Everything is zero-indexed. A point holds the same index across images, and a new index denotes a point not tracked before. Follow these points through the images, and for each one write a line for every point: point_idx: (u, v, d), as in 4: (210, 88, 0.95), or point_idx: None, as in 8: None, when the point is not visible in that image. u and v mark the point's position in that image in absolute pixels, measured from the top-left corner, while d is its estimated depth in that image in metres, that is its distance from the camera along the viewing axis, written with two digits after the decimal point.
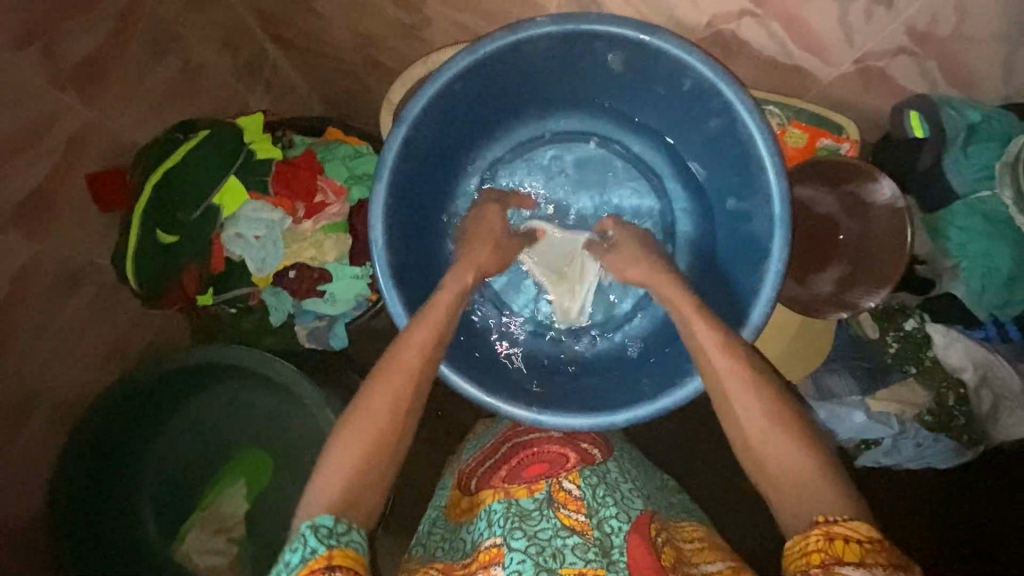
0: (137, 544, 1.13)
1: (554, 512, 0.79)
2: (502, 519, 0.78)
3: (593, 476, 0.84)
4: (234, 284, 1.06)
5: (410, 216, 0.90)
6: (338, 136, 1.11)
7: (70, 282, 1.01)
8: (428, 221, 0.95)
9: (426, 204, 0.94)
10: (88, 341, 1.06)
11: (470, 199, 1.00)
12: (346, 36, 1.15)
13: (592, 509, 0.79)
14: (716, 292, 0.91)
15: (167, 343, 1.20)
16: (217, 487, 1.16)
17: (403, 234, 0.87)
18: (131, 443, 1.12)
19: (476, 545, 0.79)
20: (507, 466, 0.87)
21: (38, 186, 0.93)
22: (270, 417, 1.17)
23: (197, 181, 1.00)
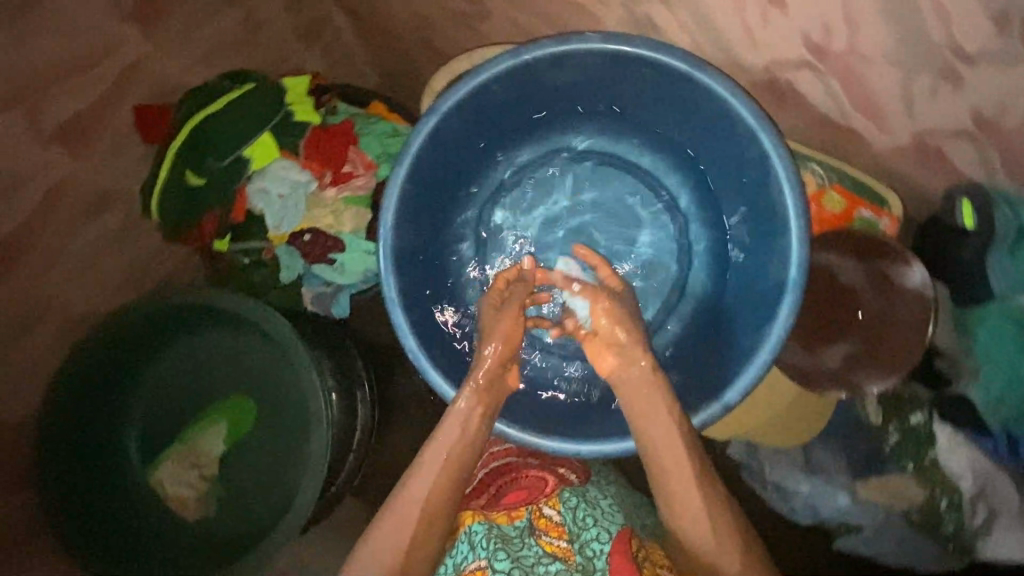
0: (118, 463, 1.20)
1: (535, 540, 0.80)
2: (486, 541, 0.79)
3: (573, 499, 0.85)
4: (250, 236, 1.08)
5: (424, 205, 0.89)
6: (380, 112, 1.13)
7: (100, 205, 1.05)
8: (440, 216, 0.94)
9: (442, 196, 0.93)
10: (109, 263, 1.10)
11: (488, 199, 0.99)
12: (407, 9, 1.15)
13: (572, 535, 0.80)
14: (716, 346, 0.87)
15: (183, 276, 1.24)
16: (196, 425, 1.21)
17: (415, 221, 0.88)
18: (129, 366, 1.18)
19: (460, 568, 0.80)
20: (487, 493, 0.87)
21: (84, 110, 0.96)
22: (262, 371, 1.20)
23: (233, 132, 1.02)
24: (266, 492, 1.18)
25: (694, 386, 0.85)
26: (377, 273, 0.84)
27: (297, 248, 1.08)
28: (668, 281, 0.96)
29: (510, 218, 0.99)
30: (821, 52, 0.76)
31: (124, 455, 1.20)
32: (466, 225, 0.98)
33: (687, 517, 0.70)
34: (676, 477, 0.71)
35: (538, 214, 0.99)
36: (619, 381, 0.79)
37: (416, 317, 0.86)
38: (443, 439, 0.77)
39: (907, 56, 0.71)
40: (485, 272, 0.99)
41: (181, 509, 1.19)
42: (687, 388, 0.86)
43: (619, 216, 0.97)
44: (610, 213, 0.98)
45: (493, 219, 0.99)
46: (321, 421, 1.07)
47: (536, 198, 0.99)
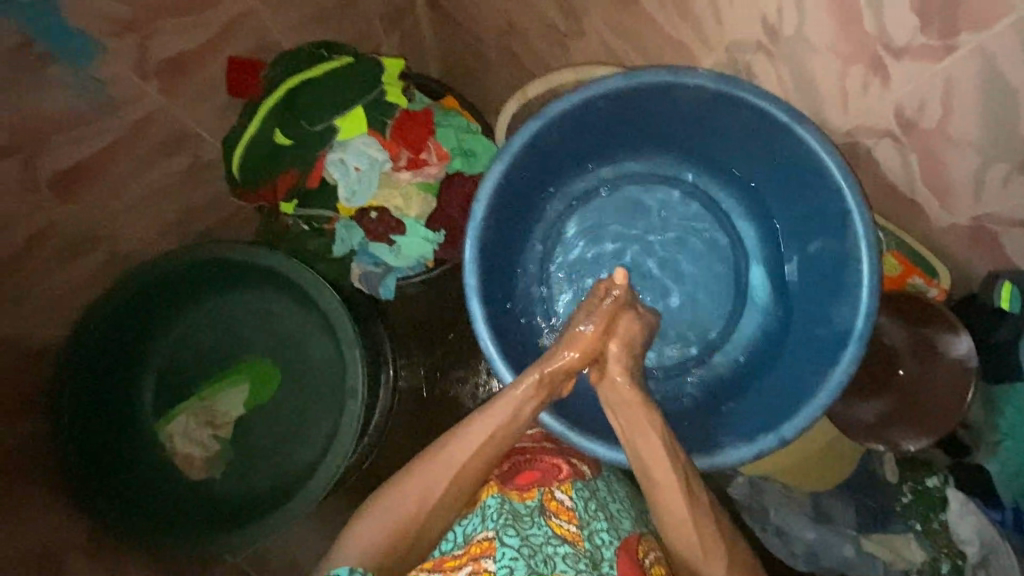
0: (130, 410, 1.16)
1: (545, 520, 0.79)
2: (497, 514, 0.78)
3: (585, 490, 0.87)
4: (317, 205, 1.07)
5: (511, 203, 0.92)
6: (453, 106, 1.16)
7: (172, 146, 1.04)
8: (521, 216, 0.96)
9: (527, 197, 0.95)
10: (165, 204, 1.09)
11: (567, 206, 1.02)
12: (500, 13, 1.19)
13: (583, 521, 0.82)
14: (772, 383, 0.91)
15: (230, 230, 1.24)
16: (217, 383, 1.18)
17: (501, 217, 0.90)
18: (162, 311, 1.17)
19: (468, 538, 0.79)
20: (502, 469, 0.87)
21: (182, 51, 0.96)
22: (294, 337, 1.19)
23: (325, 100, 1.02)
24: (281, 462, 1.16)
25: (744, 417, 0.88)
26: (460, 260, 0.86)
27: (361, 224, 1.09)
28: (727, 313, 1.00)
29: (584, 228, 1.02)
30: (908, 126, 0.82)
31: (138, 403, 1.17)
32: (542, 228, 1.01)
33: (673, 523, 0.73)
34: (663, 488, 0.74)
35: (614, 230, 1.01)
36: (611, 394, 0.81)
37: (489, 308, 0.88)
38: (492, 414, 0.79)
39: (991, 143, 0.77)
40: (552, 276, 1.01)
41: (187, 467, 1.15)
42: (743, 419, 0.89)
43: (689, 244, 1.01)
44: (682, 241, 1.01)
45: (568, 226, 1.02)
46: (355, 397, 1.07)
47: (611, 214, 1.02)
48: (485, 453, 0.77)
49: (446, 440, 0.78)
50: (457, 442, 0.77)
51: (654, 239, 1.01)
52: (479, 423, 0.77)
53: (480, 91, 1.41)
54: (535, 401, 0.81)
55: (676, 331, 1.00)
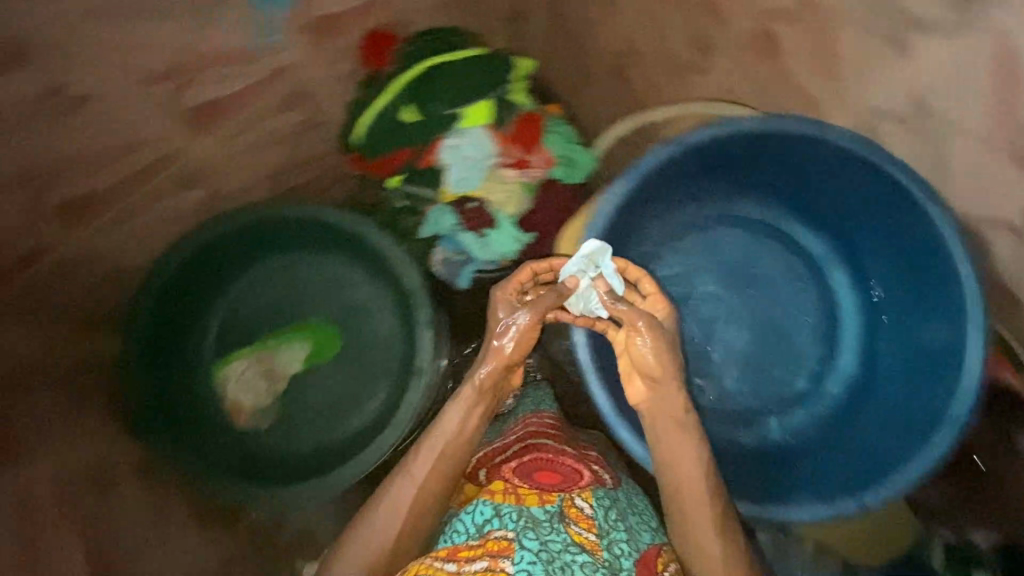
0: (190, 346, 1.17)
1: (564, 527, 0.78)
2: (516, 517, 0.77)
3: (605, 499, 0.86)
4: (422, 183, 1.08)
5: (624, 222, 0.94)
6: (557, 113, 1.17)
7: (293, 100, 1.05)
8: (630, 235, 0.99)
9: (638, 219, 0.98)
10: (268, 155, 1.10)
11: (673, 234, 1.03)
12: None
13: (602, 530, 0.80)
14: (854, 448, 0.92)
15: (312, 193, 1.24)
16: (279, 336, 1.18)
17: (613, 233, 0.93)
18: (240, 256, 1.17)
19: (483, 533, 0.78)
20: (519, 466, 0.89)
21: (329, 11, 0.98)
22: (364, 306, 1.21)
23: (456, 85, 1.05)
24: (327, 426, 1.17)
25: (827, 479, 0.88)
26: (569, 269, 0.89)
27: (456, 210, 1.10)
28: (815, 366, 1.00)
29: (685, 257, 1.02)
30: None
31: (199, 341, 1.17)
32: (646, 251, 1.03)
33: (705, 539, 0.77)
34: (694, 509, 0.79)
35: (715, 264, 1.03)
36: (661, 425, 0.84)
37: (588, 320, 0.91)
38: (437, 434, 0.85)
39: None
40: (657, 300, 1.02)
41: (234, 415, 1.15)
42: (824, 476, 0.90)
43: (787, 291, 1.02)
44: (780, 287, 1.02)
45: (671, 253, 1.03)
46: (421, 374, 1.08)
47: (715, 247, 1.03)
48: (443, 474, 0.83)
49: (405, 465, 0.84)
50: (413, 467, 0.83)
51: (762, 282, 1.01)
52: (429, 443, 0.85)
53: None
54: (482, 407, 0.88)
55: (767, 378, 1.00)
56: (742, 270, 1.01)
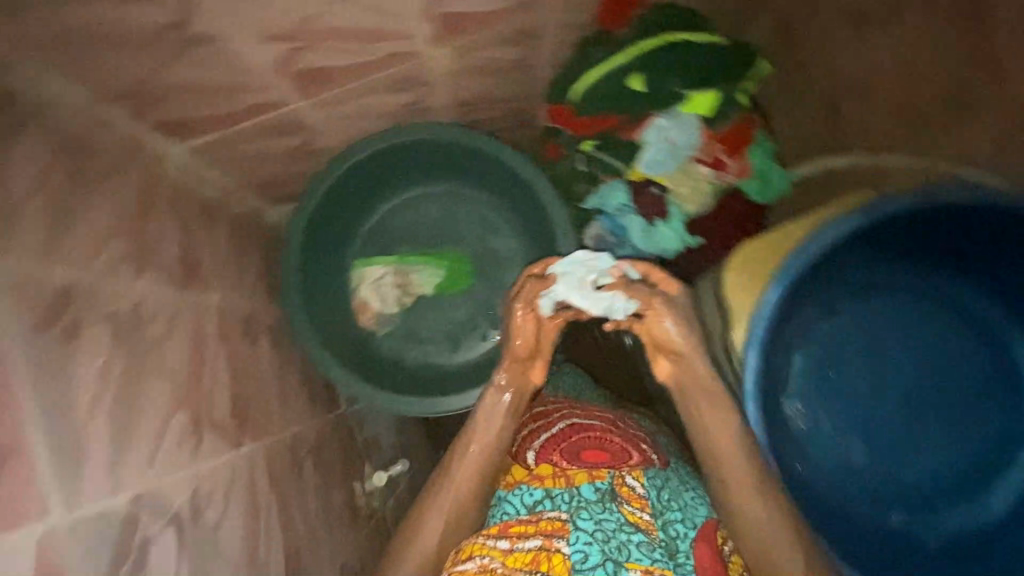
0: (345, 237, 1.23)
1: (617, 507, 0.84)
2: (569, 498, 0.84)
3: (657, 479, 0.88)
4: (617, 155, 1.06)
5: (826, 262, 0.81)
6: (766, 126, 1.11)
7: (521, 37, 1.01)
8: (825, 278, 0.84)
9: (840, 261, 0.83)
10: (472, 81, 1.07)
11: (870, 287, 0.87)
12: None
13: (657, 510, 0.84)
14: None
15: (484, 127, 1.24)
16: (425, 255, 1.25)
17: (812, 272, 0.80)
18: (416, 169, 1.22)
19: (536, 511, 0.84)
20: (567, 443, 0.91)
21: None
22: (503, 254, 1.25)
23: (694, 66, 0.98)
24: (437, 354, 1.23)
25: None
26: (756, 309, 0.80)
27: (631, 189, 1.07)
28: (995, 484, 0.87)
29: (876, 318, 0.87)
30: None
31: (354, 233, 1.25)
32: (833, 300, 0.87)
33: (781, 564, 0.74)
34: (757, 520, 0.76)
35: (908, 337, 0.88)
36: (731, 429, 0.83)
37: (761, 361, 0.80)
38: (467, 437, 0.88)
39: None
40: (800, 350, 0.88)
41: (360, 310, 1.22)
42: None
43: (986, 392, 0.87)
44: (978, 385, 0.87)
45: (858, 308, 0.88)
46: None
47: (913, 319, 0.87)
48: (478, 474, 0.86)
49: (439, 468, 0.88)
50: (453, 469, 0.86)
51: (921, 376, 0.88)
52: (465, 443, 0.87)
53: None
54: (512, 408, 0.91)
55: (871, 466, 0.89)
56: (906, 357, 0.88)
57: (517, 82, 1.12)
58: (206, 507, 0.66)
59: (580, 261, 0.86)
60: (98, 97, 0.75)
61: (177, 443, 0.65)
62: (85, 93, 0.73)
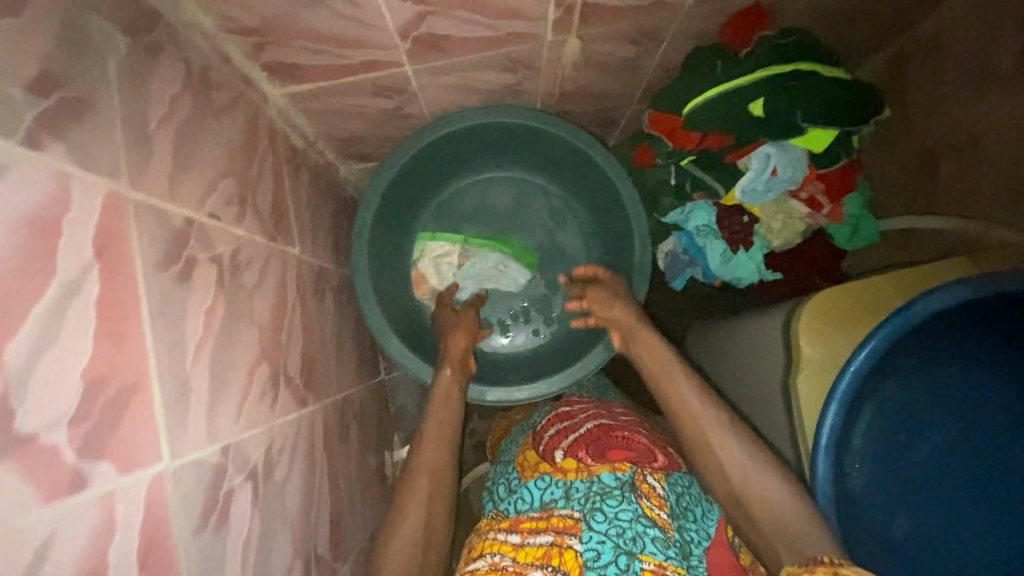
0: (411, 209, 1.22)
1: (635, 499, 0.81)
2: (584, 497, 0.82)
3: (675, 484, 0.87)
4: (712, 176, 1.03)
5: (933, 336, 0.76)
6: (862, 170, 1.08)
7: (640, 37, 0.97)
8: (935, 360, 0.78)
9: (955, 343, 0.77)
10: (576, 72, 1.04)
11: (1002, 391, 0.77)
12: None
13: (673, 511, 0.83)
14: None
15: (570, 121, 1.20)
16: (489, 241, 1.24)
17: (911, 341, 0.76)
18: (496, 153, 1.21)
19: (550, 509, 0.83)
20: (591, 440, 0.89)
21: None
22: (564, 253, 1.26)
23: (818, 103, 0.92)
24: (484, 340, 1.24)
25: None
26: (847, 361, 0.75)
27: (718, 212, 1.06)
28: None
29: (1004, 427, 0.77)
30: None
31: (421, 206, 1.24)
32: (951, 394, 0.78)
33: (791, 552, 0.72)
34: (787, 521, 0.74)
35: None
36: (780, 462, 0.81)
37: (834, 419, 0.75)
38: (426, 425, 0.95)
39: None
40: (863, 420, 0.79)
41: (417, 284, 1.22)
42: None
43: None
44: None
45: (986, 415, 0.77)
46: (605, 345, 1.07)
47: None
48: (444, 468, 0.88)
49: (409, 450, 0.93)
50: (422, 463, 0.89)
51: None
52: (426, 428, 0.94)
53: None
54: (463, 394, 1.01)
55: None
56: (1014, 482, 0.76)
57: (617, 80, 1.08)
58: (276, 465, 0.66)
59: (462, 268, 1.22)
60: (224, 28, 0.73)
61: (259, 394, 0.64)
62: (212, 20, 0.71)
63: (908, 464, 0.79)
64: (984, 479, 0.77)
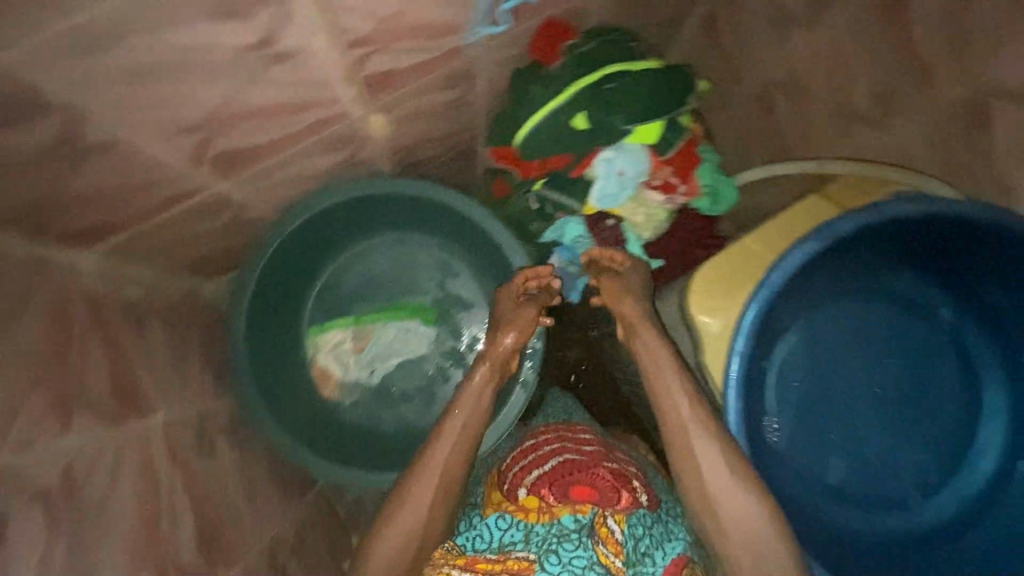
0: (290, 312, 1.15)
1: (592, 544, 0.79)
2: (540, 538, 0.80)
3: (637, 528, 0.84)
4: (567, 192, 1.03)
5: (797, 280, 0.84)
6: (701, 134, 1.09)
7: (455, 80, 0.94)
8: (794, 298, 0.88)
9: (806, 278, 0.87)
10: (407, 127, 1.00)
11: (836, 296, 0.92)
12: (785, 65, 1.15)
13: (629, 560, 0.80)
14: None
15: (426, 166, 1.17)
16: (380, 314, 1.17)
17: (784, 293, 0.83)
18: (356, 225, 1.14)
19: (504, 549, 0.80)
20: (557, 479, 0.86)
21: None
22: (461, 299, 1.19)
23: (637, 98, 0.94)
24: (408, 416, 1.16)
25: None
26: (735, 331, 0.80)
27: (586, 223, 1.04)
28: (959, 479, 0.91)
29: (846, 326, 0.92)
30: None
31: (299, 302, 1.16)
32: (806, 315, 0.91)
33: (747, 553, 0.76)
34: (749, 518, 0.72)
35: (874, 343, 0.92)
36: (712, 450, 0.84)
37: (743, 388, 0.81)
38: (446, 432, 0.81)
39: None
40: (773, 369, 0.91)
41: (322, 383, 1.15)
42: None
43: (947, 393, 0.92)
44: (940, 384, 0.92)
45: (831, 320, 0.92)
46: (524, 387, 1.08)
47: (880, 323, 0.92)
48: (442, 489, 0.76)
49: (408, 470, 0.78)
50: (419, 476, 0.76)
51: (882, 386, 0.91)
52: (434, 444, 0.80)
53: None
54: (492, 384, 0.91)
55: (841, 476, 0.92)
56: (867, 368, 0.92)
57: (453, 120, 1.06)
58: None
59: (333, 369, 1.16)
60: None
61: None
62: None
63: (788, 383, 0.91)
64: (847, 375, 0.92)
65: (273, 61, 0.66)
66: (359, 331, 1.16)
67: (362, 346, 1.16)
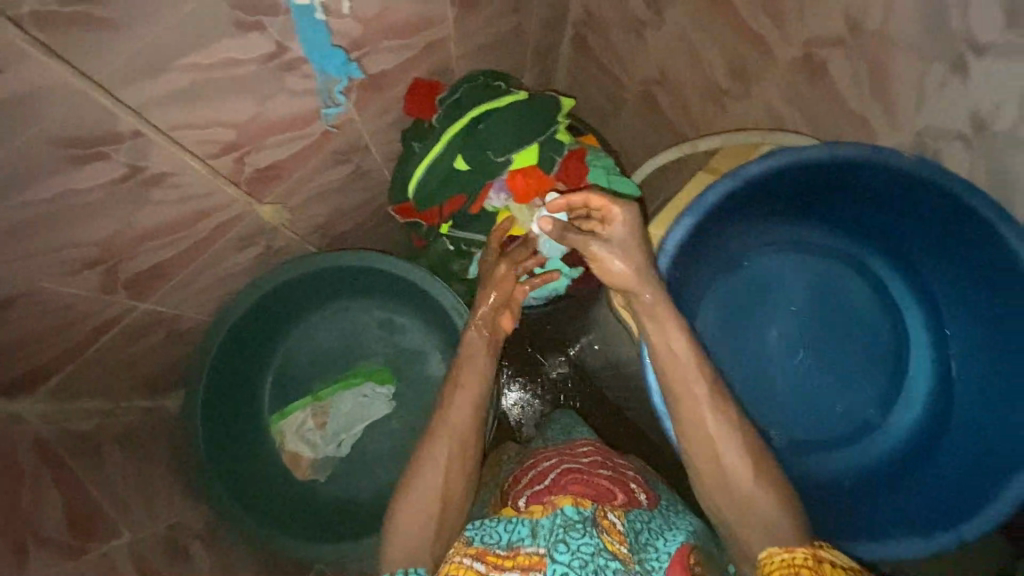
0: (250, 405, 1.18)
1: (597, 532, 0.70)
2: (548, 531, 0.71)
3: (637, 522, 0.77)
4: (473, 228, 1.08)
5: (692, 252, 0.90)
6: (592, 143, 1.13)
7: (345, 156, 1.01)
8: (695, 267, 0.94)
9: (702, 246, 0.93)
10: (318, 208, 1.07)
11: (733, 254, 0.99)
12: (652, 61, 1.23)
13: (633, 548, 0.72)
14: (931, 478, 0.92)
15: (352, 235, 1.24)
16: (333, 386, 1.20)
17: (681, 266, 0.90)
18: (294, 308, 1.19)
19: (513, 545, 0.72)
20: (555, 481, 0.79)
21: (390, 69, 0.94)
22: (413, 351, 1.23)
23: (507, 129, 1.00)
24: (387, 476, 1.19)
25: (847, 513, 0.91)
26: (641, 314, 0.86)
27: None
28: (880, 389, 0.99)
29: (745, 279, 1.01)
30: None
31: (256, 394, 1.19)
32: (708, 278, 0.99)
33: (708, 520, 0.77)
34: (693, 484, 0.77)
35: (775, 288, 1.00)
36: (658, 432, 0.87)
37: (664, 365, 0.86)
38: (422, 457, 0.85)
39: None
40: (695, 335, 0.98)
41: (295, 466, 1.17)
42: (922, 510, 0.88)
43: (853, 316, 1.00)
44: (844, 308, 1.00)
45: (732, 277, 1.00)
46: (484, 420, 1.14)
47: (778, 268, 1.00)
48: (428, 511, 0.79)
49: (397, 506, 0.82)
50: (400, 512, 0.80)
51: (793, 324, 0.99)
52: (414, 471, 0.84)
53: (605, 121, 1.46)
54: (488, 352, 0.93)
55: (779, 415, 0.99)
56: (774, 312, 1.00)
57: (360, 189, 1.13)
58: None
59: (303, 449, 1.16)
60: None
61: None
62: None
63: (710, 344, 0.98)
64: (759, 322, 0.99)
65: (149, 185, 0.73)
66: (320, 407, 1.17)
67: (325, 421, 1.17)
